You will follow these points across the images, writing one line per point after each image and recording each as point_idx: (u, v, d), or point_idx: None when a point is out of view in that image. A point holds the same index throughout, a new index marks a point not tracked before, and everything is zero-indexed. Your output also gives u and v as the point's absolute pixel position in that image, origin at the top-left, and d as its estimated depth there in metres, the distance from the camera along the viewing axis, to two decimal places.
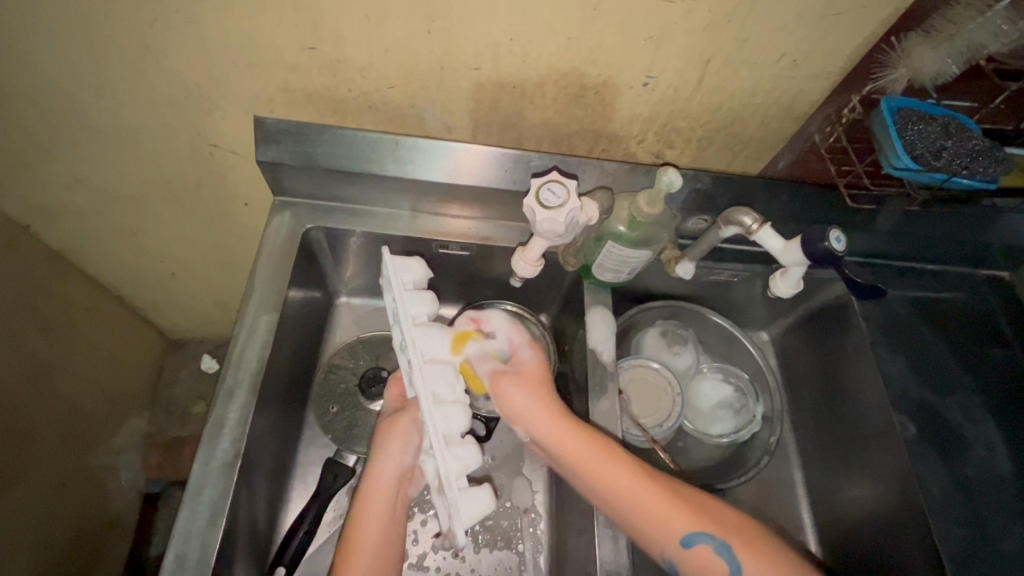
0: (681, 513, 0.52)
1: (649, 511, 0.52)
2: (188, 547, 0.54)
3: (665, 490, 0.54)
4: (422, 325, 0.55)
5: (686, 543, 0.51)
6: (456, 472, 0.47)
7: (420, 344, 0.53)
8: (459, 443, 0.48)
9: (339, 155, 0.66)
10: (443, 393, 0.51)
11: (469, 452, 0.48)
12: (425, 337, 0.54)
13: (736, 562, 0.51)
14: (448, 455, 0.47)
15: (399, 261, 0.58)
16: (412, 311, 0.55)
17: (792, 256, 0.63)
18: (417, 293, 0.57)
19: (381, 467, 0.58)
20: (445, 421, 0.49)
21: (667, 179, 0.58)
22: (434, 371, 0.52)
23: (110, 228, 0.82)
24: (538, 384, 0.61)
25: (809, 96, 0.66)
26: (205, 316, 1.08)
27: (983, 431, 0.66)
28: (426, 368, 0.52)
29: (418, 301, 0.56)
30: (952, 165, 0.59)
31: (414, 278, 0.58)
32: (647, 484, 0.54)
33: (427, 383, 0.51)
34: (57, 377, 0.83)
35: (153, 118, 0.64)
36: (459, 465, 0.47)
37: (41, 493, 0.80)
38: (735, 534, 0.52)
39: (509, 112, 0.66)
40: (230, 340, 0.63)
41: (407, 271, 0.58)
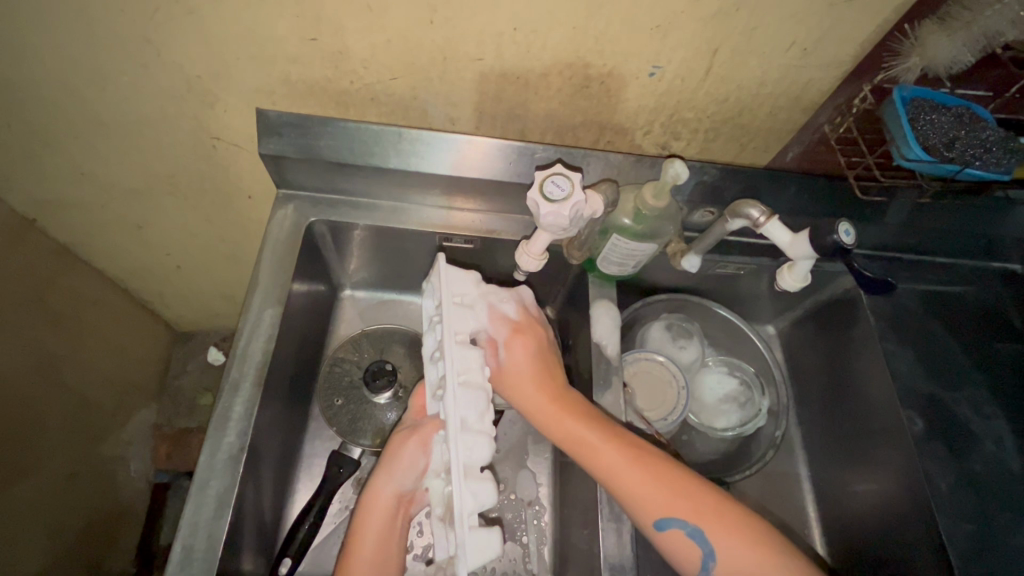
0: (659, 497, 0.53)
1: (632, 496, 0.54)
2: (196, 538, 0.54)
3: (647, 477, 0.54)
4: (462, 342, 0.52)
5: (659, 527, 0.53)
6: (469, 509, 0.45)
7: (457, 362, 0.51)
8: (478, 480, 0.47)
9: (342, 148, 0.65)
10: (471, 419, 0.49)
11: (486, 490, 0.46)
12: (462, 356, 0.52)
13: (709, 546, 0.52)
14: (464, 492, 0.45)
15: (454, 270, 0.57)
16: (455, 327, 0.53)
17: (799, 249, 0.61)
18: (461, 307, 0.54)
19: (382, 492, 0.57)
20: (467, 453, 0.47)
21: (673, 171, 0.57)
22: (467, 396, 0.49)
23: (116, 221, 0.82)
24: (527, 373, 0.60)
25: (819, 85, 0.64)
26: (211, 309, 1.09)
27: (992, 426, 0.66)
28: (459, 391, 0.49)
29: (462, 315, 0.54)
30: (963, 156, 0.59)
31: (462, 290, 0.57)
32: (632, 467, 0.55)
33: (457, 408, 0.48)
34: (66, 369, 0.84)
35: (156, 111, 0.64)
36: (472, 504, 0.45)
37: (52, 483, 0.81)
38: (710, 518, 0.52)
39: (513, 103, 0.65)
40: (235, 333, 0.63)
41: (460, 284, 0.57)
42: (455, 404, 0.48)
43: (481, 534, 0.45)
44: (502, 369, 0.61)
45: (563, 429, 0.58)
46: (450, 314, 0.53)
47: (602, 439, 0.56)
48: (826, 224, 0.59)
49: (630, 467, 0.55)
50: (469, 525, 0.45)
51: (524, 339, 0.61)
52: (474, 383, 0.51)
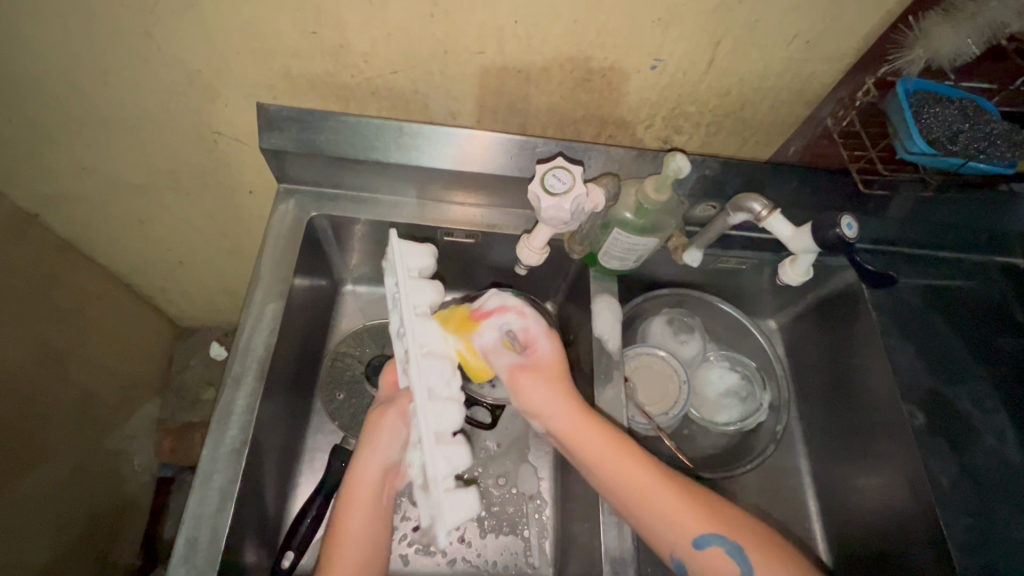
0: (695, 514, 0.51)
1: (668, 516, 0.51)
2: (199, 531, 0.54)
3: (682, 495, 0.52)
4: (421, 318, 0.55)
5: (698, 545, 0.50)
6: (444, 471, 0.46)
7: (419, 335, 0.53)
8: (450, 443, 0.48)
9: (343, 142, 0.66)
10: (438, 388, 0.51)
11: (461, 453, 0.48)
12: (423, 329, 0.55)
13: (748, 564, 0.50)
14: (437, 452, 0.46)
15: (407, 245, 0.59)
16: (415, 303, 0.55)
17: (803, 242, 0.62)
18: (421, 284, 0.57)
19: (368, 463, 0.57)
20: (437, 418, 0.49)
21: (675, 165, 0.57)
22: (431, 365, 0.52)
23: (118, 216, 0.82)
24: (559, 373, 0.60)
25: (822, 78, 0.64)
26: (213, 304, 1.09)
27: (994, 419, 0.66)
28: (422, 360, 0.52)
29: (422, 291, 0.57)
30: (967, 150, 0.58)
31: (420, 265, 0.59)
32: (666, 487, 0.52)
33: (421, 377, 0.51)
34: (70, 364, 0.85)
35: (156, 105, 0.64)
36: (447, 465, 0.46)
37: (57, 476, 0.82)
38: (746, 536, 0.51)
39: (514, 97, 0.65)
40: (237, 328, 0.63)
41: (415, 259, 0.58)
42: (419, 372, 0.50)
43: (460, 494, 0.46)
44: (537, 360, 0.60)
45: (594, 445, 0.54)
46: (409, 290, 0.56)
47: (633, 456, 0.53)
48: (829, 217, 0.60)
49: (666, 484, 0.52)
50: (447, 487, 0.45)
51: (560, 339, 0.64)
52: (436, 354, 0.53)
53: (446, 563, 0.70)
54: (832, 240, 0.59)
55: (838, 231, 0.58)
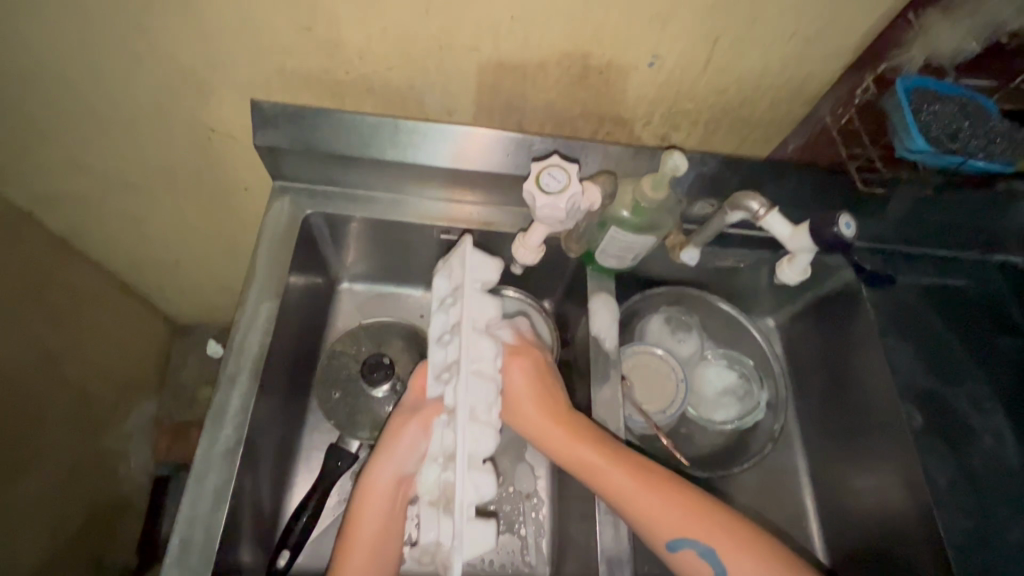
0: (670, 518, 0.53)
1: (646, 518, 0.54)
2: (193, 531, 0.54)
3: (658, 498, 0.54)
4: (479, 333, 0.52)
5: (672, 547, 0.53)
6: (471, 500, 0.44)
7: (472, 352, 0.50)
8: (481, 471, 0.46)
9: (338, 140, 0.65)
10: (479, 410, 0.48)
11: (486, 483, 0.46)
12: (477, 345, 0.51)
13: (721, 567, 0.52)
14: (467, 481, 0.44)
15: (478, 256, 0.55)
16: (473, 315, 0.52)
17: (800, 241, 0.62)
18: (484, 299, 0.53)
19: (381, 477, 0.56)
20: (473, 444, 0.47)
21: (672, 162, 0.56)
22: (480, 386, 0.49)
23: (112, 214, 0.81)
24: (529, 394, 0.58)
25: (822, 75, 0.63)
26: (209, 301, 1.09)
27: (990, 419, 0.66)
28: (470, 380, 0.49)
29: (483, 304, 0.53)
30: (967, 147, 0.58)
31: (487, 278, 0.55)
32: (643, 491, 0.54)
33: (468, 395, 0.48)
34: (66, 363, 0.84)
35: (150, 102, 0.63)
36: (474, 495, 0.45)
37: (53, 476, 0.81)
38: (723, 540, 0.53)
39: (511, 94, 0.64)
40: (232, 327, 0.63)
41: (480, 269, 0.55)
42: (467, 392, 0.47)
43: (477, 525, 0.45)
44: (506, 384, 0.59)
45: (573, 452, 0.56)
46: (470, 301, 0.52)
47: (610, 464, 0.55)
48: (827, 217, 0.60)
49: (643, 489, 0.54)
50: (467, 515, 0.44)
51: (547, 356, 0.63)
52: (485, 374, 0.50)
53: None
54: (830, 239, 0.59)
55: (837, 230, 0.58)
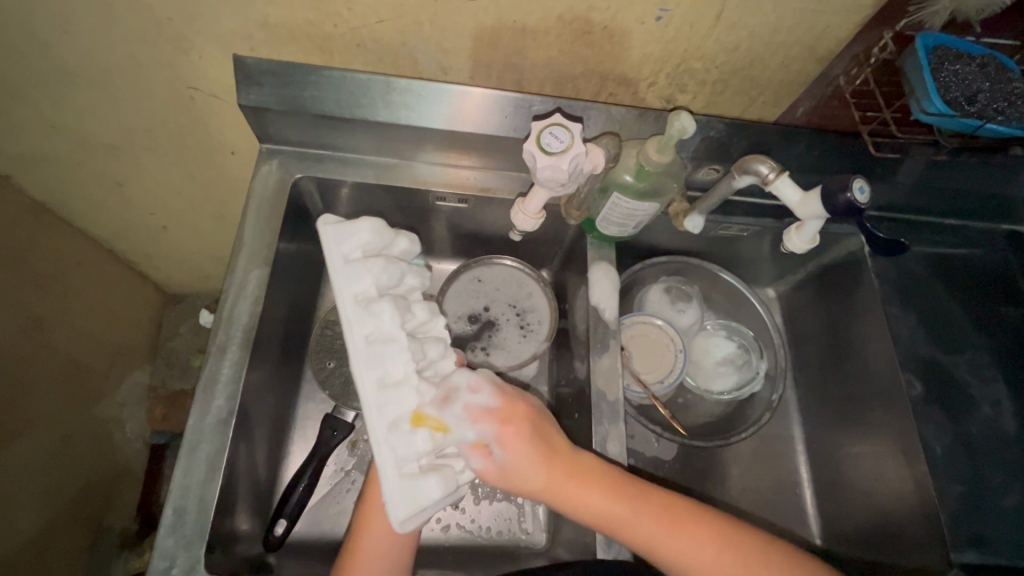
0: (712, 553, 0.49)
1: (682, 567, 0.49)
2: (187, 501, 0.54)
3: (691, 535, 0.50)
4: (364, 303, 0.48)
5: None
6: (394, 463, 0.44)
7: (358, 325, 0.47)
8: (405, 431, 0.45)
9: (328, 99, 0.62)
10: (391, 374, 0.47)
11: (415, 440, 0.45)
12: (366, 315, 0.48)
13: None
14: (384, 446, 0.45)
15: (341, 227, 0.50)
16: (353, 287, 0.49)
17: (810, 207, 0.60)
18: (355, 268, 0.49)
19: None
20: (384, 409, 0.46)
21: (679, 124, 0.54)
22: (375, 353, 0.47)
23: (94, 178, 0.78)
24: (532, 457, 0.52)
25: (838, 32, 0.60)
26: (200, 270, 1.06)
27: (991, 390, 0.65)
28: (365, 352, 0.47)
29: (359, 273, 0.49)
30: (986, 111, 0.56)
31: (359, 245, 0.50)
32: (673, 532, 0.50)
33: (367, 370, 0.46)
34: (54, 331, 0.82)
35: (125, 58, 0.59)
36: (399, 456, 0.45)
37: (47, 445, 0.81)
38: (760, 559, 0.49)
39: (509, 51, 0.60)
40: (221, 294, 0.61)
41: (348, 239, 0.50)
42: (361, 367, 0.46)
43: (419, 480, 0.45)
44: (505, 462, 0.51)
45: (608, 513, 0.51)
46: (343, 277, 0.49)
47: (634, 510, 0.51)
48: (839, 181, 0.57)
49: (673, 529, 0.50)
50: (404, 472, 0.45)
51: (514, 426, 0.51)
52: (385, 338, 0.48)
53: (439, 529, 0.70)
54: (842, 205, 0.56)
55: (848, 196, 0.55)
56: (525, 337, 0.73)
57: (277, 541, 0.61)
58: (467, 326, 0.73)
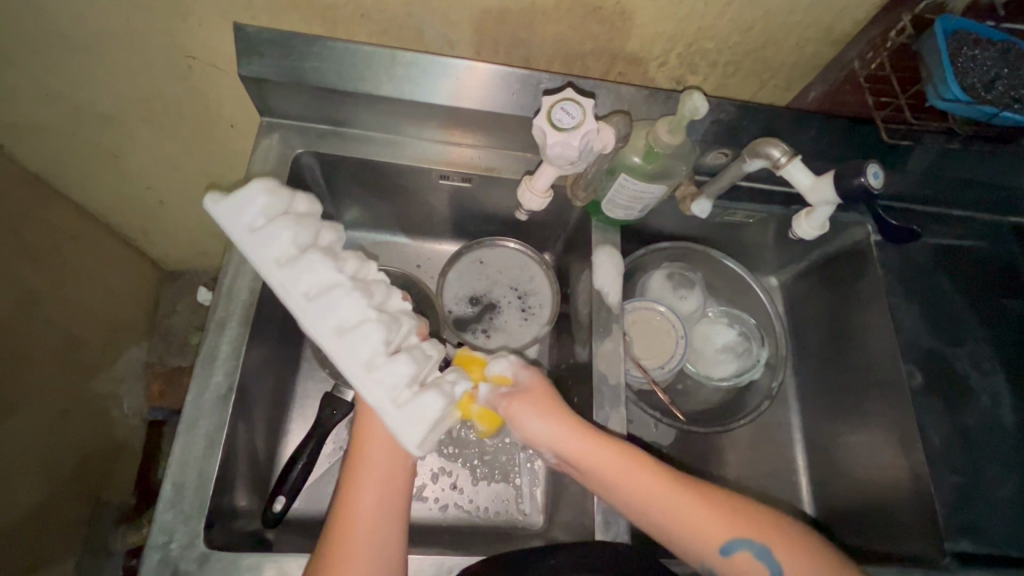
0: (718, 521, 0.47)
1: (686, 535, 0.48)
2: (185, 476, 0.54)
3: (701, 507, 0.48)
4: (289, 263, 0.47)
5: (724, 552, 0.47)
6: (386, 395, 0.45)
7: (297, 284, 0.47)
8: (383, 364, 0.46)
9: (331, 72, 0.60)
10: (347, 320, 0.47)
11: (396, 368, 0.46)
12: (296, 271, 0.47)
13: (777, 565, 0.46)
14: (371, 383, 0.46)
15: (233, 199, 0.48)
16: (270, 252, 0.47)
17: (821, 194, 0.59)
18: (264, 233, 0.47)
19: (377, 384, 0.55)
20: (354, 352, 0.46)
21: (692, 104, 0.53)
22: (322, 306, 0.46)
23: (90, 149, 0.77)
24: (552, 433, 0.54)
25: (855, 14, 0.58)
26: (199, 246, 1.05)
27: (990, 381, 0.66)
28: (311, 307, 0.46)
29: (267, 237, 0.47)
30: (1002, 98, 0.56)
31: (261, 208, 0.48)
32: (679, 501, 0.48)
33: (320, 322, 0.46)
34: (50, 305, 0.81)
35: (121, 23, 0.57)
36: (390, 385, 0.45)
37: (45, 420, 0.80)
38: (773, 534, 0.47)
39: (517, 26, 0.59)
40: (220, 269, 0.60)
41: (246, 207, 0.48)
42: (314, 323, 0.46)
43: (417, 401, 0.46)
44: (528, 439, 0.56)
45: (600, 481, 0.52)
46: (254, 247, 0.47)
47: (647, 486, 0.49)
48: (853, 165, 0.57)
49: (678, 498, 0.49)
50: (400, 400, 0.46)
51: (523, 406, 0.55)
52: (326, 288, 0.47)
53: (437, 508, 0.70)
54: (856, 190, 0.56)
55: (863, 180, 0.55)
56: (526, 320, 0.73)
57: (275, 518, 0.61)
58: (468, 308, 0.73)
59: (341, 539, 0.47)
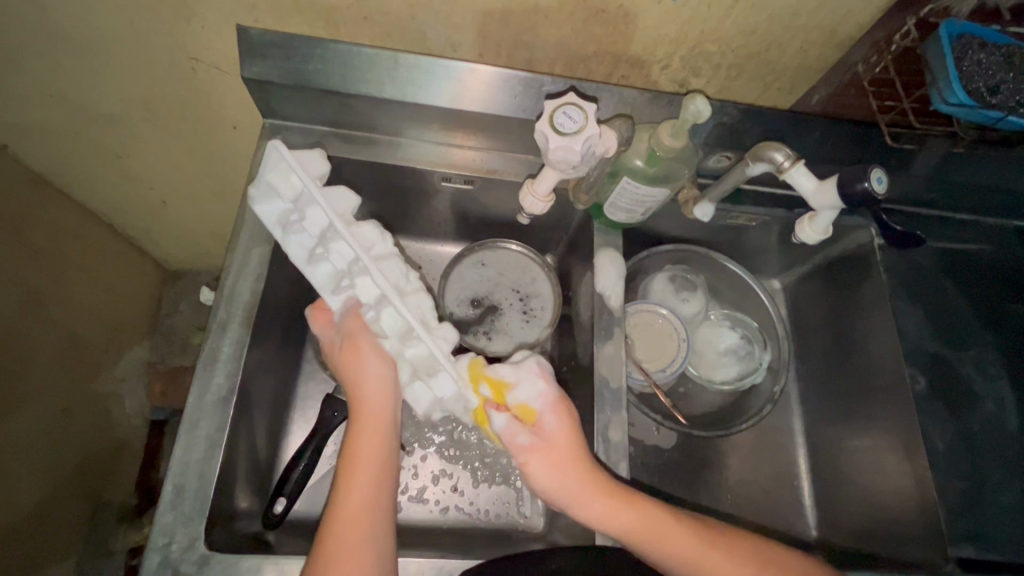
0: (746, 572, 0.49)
1: None
2: (186, 478, 0.54)
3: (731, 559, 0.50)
4: (351, 223, 0.56)
5: None
6: (445, 349, 0.55)
7: (359, 239, 0.56)
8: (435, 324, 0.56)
9: (333, 74, 0.60)
10: (402, 282, 0.57)
11: (448, 330, 0.57)
12: (360, 230, 0.56)
13: None
14: (435, 336, 0.55)
15: (307, 160, 0.57)
16: (339, 209, 0.56)
17: (824, 198, 0.58)
18: (337, 194, 0.56)
19: (369, 387, 0.56)
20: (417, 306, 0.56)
21: (694, 108, 0.53)
22: (383, 265, 0.56)
23: (93, 150, 0.77)
24: (572, 453, 0.53)
25: (859, 17, 0.58)
26: (201, 247, 1.05)
27: (995, 387, 0.65)
28: (377, 263, 0.56)
29: (340, 197, 0.57)
30: (1008, 103, 0.56)
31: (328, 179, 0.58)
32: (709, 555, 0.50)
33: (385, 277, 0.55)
34: (53, 304, 0.82)
35: (124, 25, 0.58)
36: (445, 340, 0.56)
37: (47, 419, 0.80)
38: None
39: (520, 29, 0.59)
40: (222, 271, 0.61)
41: (315, 170, 0.57)
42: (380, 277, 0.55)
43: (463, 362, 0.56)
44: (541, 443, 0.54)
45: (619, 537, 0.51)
46: (325, 202, 0.55)
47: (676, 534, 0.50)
48: (856, 170, 0.56)
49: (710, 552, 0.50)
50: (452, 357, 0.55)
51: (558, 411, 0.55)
52: (383, 254, 0.57)
53: (438, 511, 0.70)
54: (858, 195, 0.55)
55: (866, 185, 0.54)
56: (527, 323, 0.73)
57: (277, 519, 0.61)
58: (469, 310, 0.73)
59: (336, 541, 0.47)
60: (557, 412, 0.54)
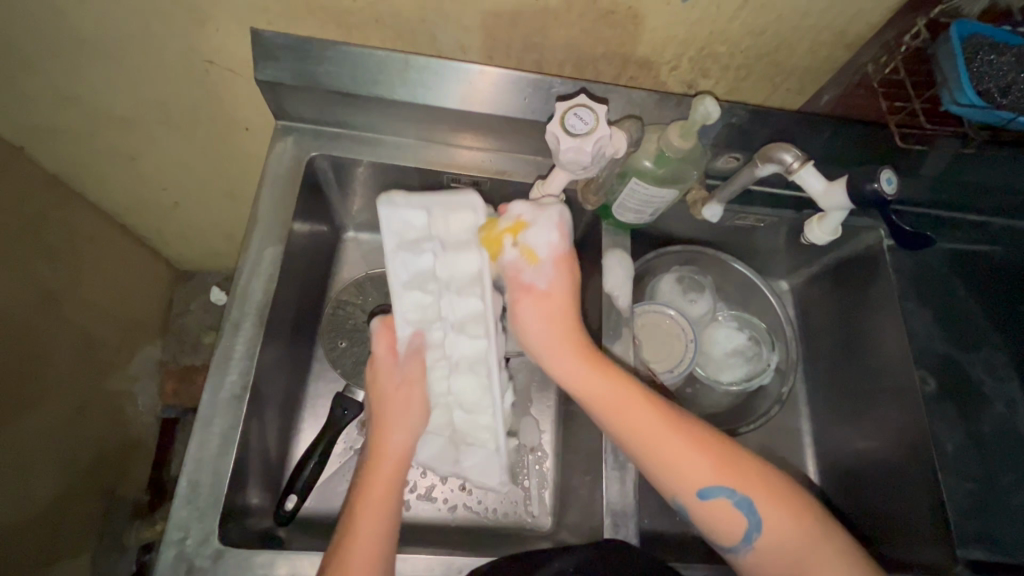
0: (710, 466, 0.49)
1: (671, 470, 0.49)
2: (201, 474, 0.54)
3: (696, 448, 0.49)
4: (450, 247, 0.59)
5: (703, 495, 0.48)
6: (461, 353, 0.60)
7: (457, 264, 0.59)
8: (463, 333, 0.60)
9: (346, 76, 0.61)
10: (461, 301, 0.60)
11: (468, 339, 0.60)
12: (460, 257, 0.59)
13: (756, 518, 0.48)
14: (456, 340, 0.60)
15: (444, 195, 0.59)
16: (449, 235, 0.59)
17: (833, 199, 0.59)
18: (455, 226, 0.59)
19: (393, 441, 0.57)
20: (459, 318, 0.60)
21: (704, 109, 0.53)
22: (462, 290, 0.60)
23: (108, 151, 0.78)
24: (562, 308, 0.55)
25: (869, 17, 0.58)
26: (212, 247, 1.07)
27: (1005, 388, 0.65)
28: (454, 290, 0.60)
29: (453, 221, 0.59)
30: (1018, 104, 0.56)
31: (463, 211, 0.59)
32: (674, 439, 0.50)
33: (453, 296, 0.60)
34: (68, 303, 0.83)
35: (140, 29, 0.59)
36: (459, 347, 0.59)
37: (63, 416, 0.82)
38: (768, 498, 0.48)
39: (529, 31, 0.59)
40: (236, 270, 0.61)
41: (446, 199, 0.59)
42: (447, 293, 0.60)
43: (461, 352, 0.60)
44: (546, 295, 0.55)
45: (598, 418, 0.53)
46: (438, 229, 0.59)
47: (659, 424, 0.50)
48: (866, 171, 0.56)
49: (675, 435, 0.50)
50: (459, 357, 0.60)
51: (570, 267, 0.56)
52: (466, 279, 0.59)
53: (446, 509, 0.71)
54: (868, 195, 0.55)
55: (877, 186, 0.55)
56: None
57: (287, 516, 0.62)
58: None
59: None
60: (558, 266, 0.55)
